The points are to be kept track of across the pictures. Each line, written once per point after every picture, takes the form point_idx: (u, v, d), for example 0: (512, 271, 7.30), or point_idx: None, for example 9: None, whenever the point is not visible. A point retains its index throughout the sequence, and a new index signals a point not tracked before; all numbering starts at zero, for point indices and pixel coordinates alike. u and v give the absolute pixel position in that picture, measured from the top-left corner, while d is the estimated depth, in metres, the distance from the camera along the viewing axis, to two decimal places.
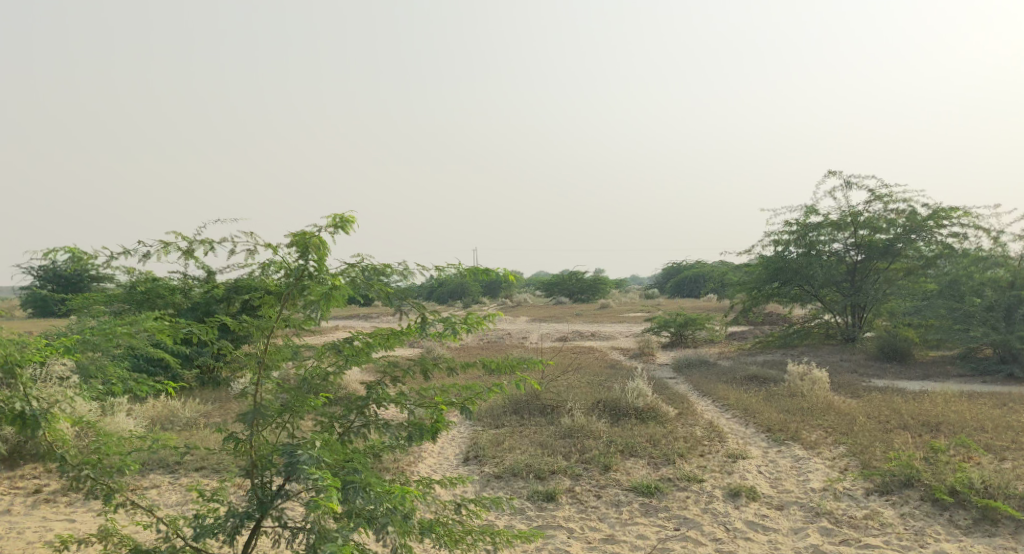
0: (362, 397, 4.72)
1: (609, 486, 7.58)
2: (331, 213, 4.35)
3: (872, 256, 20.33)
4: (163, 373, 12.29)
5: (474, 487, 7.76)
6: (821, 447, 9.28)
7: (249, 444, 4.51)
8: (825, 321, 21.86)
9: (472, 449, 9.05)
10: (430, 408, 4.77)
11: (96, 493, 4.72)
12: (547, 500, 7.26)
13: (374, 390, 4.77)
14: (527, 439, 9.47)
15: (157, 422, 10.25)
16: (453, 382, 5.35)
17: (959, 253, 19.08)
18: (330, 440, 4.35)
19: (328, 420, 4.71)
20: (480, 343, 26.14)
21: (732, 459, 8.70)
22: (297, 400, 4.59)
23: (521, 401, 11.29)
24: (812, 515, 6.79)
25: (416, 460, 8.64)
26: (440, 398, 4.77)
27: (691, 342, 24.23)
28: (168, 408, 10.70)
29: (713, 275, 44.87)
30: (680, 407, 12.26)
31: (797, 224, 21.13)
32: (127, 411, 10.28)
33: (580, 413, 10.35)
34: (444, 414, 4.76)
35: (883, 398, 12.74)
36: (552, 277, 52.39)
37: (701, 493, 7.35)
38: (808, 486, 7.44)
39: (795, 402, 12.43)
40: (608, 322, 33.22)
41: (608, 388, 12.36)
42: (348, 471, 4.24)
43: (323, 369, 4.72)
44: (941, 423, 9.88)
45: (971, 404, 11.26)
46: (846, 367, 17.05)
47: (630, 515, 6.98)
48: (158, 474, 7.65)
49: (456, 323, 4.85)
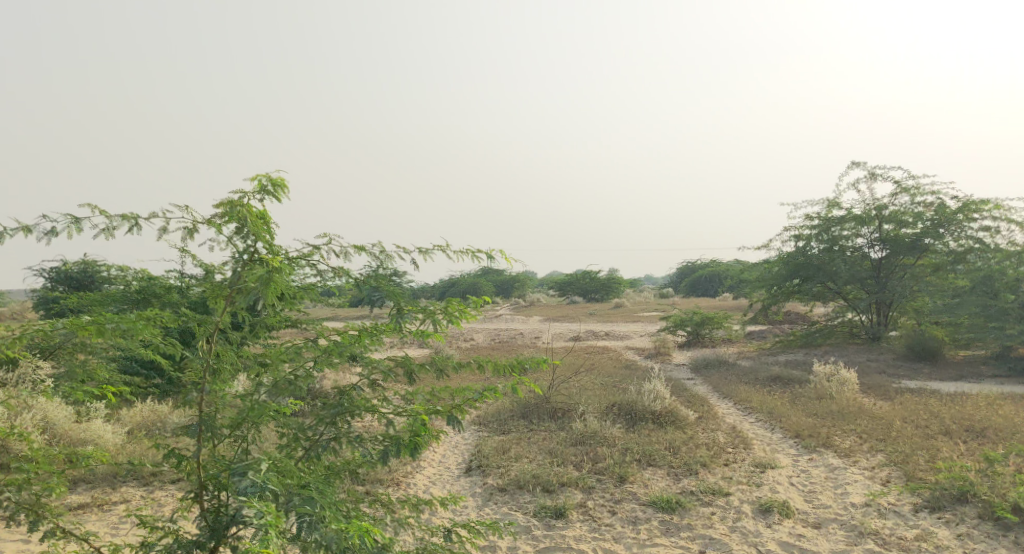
0: (331, 403, 4.04)
1: (625, 501, 6.84)
2: (259, 175, 3.61)
3: (897, 251, 19.44)
4: (157, 376, 11.69)
5: (476, 503, 7.05)
6: (856, 455, 8.49)
7: (195, 462, 3.81)
8: (849, 320, 20.97)
9: (476, 459, 8.35)
10: (411, 418, 4.07)
11: (21, 519, 4.11)
12: (556, 517, 6.53)
13: (347, 397, 4.05)
14: (535, 446, 8.74)
15: (142, 429, 9.59)
16: (444, 386, 4.68)
17: (992, 249, 18.04)
18: (283, 460, 3.63)
19: (292, 432, 4.01)
20: (491, 344, 25.50)
21: (760, 469, 7.94)
22: (254, 409, 3.88)
23: (530, 405, 10.58)
24: (856, 535, 6.02)
25: (414, 471, 7.94)
26: (423, 407, 4.06)
27: (709, 341, 23.42)
28: (156, 414, 10.01)
29: (730, 274, 43.91)
30: (700, 410, 11.49)
31: (819, 218, 20.30)
32: (112, 418, 9.63)
33: (593, 418, 9.61)
34: (427, 425, 4.04)
35: (917, 401, 11.90)
36: (565, 276, 51.62)
37: (728, 509, 6.60)
38: (848, 501, 6.67)
39: (824, 405, 11.63)
40: (622, 322, 32.46)
41: (624, 390, 11.63)
42: (294, 503, 3.49)
43: (289, 375, 4.05)
44: (988, 429, 9.07)
45: (1017, 407, 10.42)
46: (875, 367, 16.19)
47: (648, 535, 6.23)
48: (131, 488, 7.01)
49: (438, 312, 4.19)
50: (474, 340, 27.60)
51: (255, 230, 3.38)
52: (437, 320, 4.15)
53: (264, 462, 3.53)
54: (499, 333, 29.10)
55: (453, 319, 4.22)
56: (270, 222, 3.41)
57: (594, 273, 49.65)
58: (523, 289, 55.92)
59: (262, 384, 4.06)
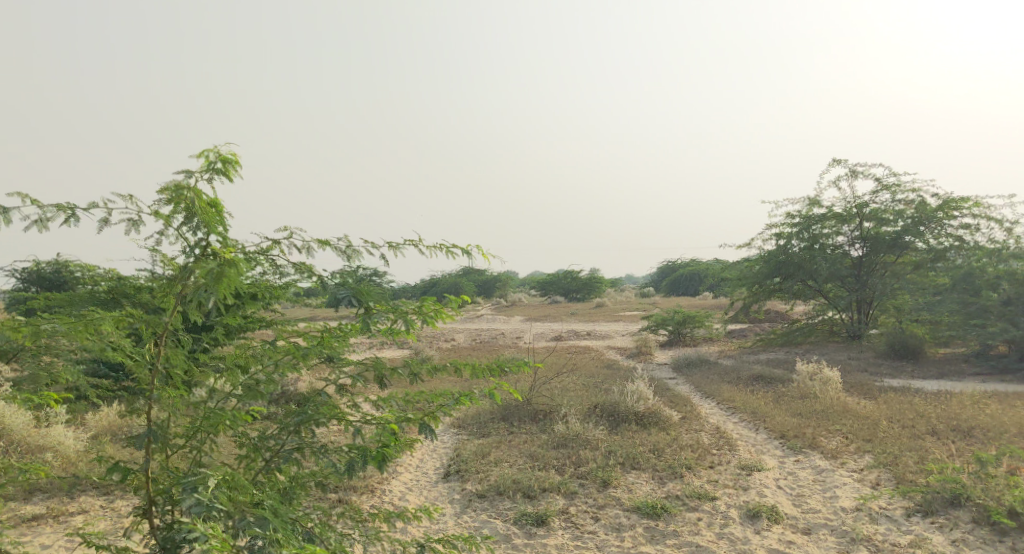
0: (292, 410, 3.76)
1: (608, 506, 6.60)
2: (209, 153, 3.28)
3: (878, 249, 19.39)
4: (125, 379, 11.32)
5: (453, 510, 6.77)
6: (843, 456, 8.32)
7: (143, 476, 3.50)
8: (829, 318, 20.90)
9: (454, 463, 8.07)
10: (379, 427, 3.80)
11: None
12: (537, 525, 6.27)
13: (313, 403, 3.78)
14: (515, 450, 8.48)
15: (108, 434, 9.19)
16: (416, 392, 4.41)
17: (972, 246, 18.02)
18: (238, 477, 3.34)
19: (251, 442, 3.71)
20: (472, 344, 25.24)
21: (746, 472, 7.73)
22: (210, 418, 3.58)
23: (511, 407, 10.32)
24: (847, 542, 5.85)
25: (390, 477, 7.65)
26: (392, 416, 3.79)
27: (691, 340, 23.29)
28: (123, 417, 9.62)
29: (711, 273, 43.91)
30: (683, 410, 11.28)
31: (800, 216, 20.22)
32: (76, 423, 9.22)
33: (574, 419, 9.36)
34: (396, 435, 3.77)
35: (901, 400, 11.78)
36: (546, 276, 51.42)
37: (715, 514, 6.38)
38: (838, 506, 6.50)
39: (808, 405, 11.47)
40: (604, 322, 32.29)
41: (607, 391, 11.41)
42: (245, 521, 3.24)
43: (247, 381, 3.77)
44: (975, 429, 8.95)
45: (1001, 406, 10.32)
46: (857, 365, 16.10)
47: (633, 542, 5.99)
48: (91, 497, 6.66)
49: (409, 311, 3.95)
50: (455, 340, 27.29)
51: (205, 221, 3.06)
52: (408, 319, 3.90)
53: (214, 477, 3.25)
54: (479, 333, 28.79)
55: (426, 318, 3.98)
56: (222, 210, 3.09)
57: (575, 273, 49.48)
58: (504, 288, 55.66)
59: (216, 390, 3.76)
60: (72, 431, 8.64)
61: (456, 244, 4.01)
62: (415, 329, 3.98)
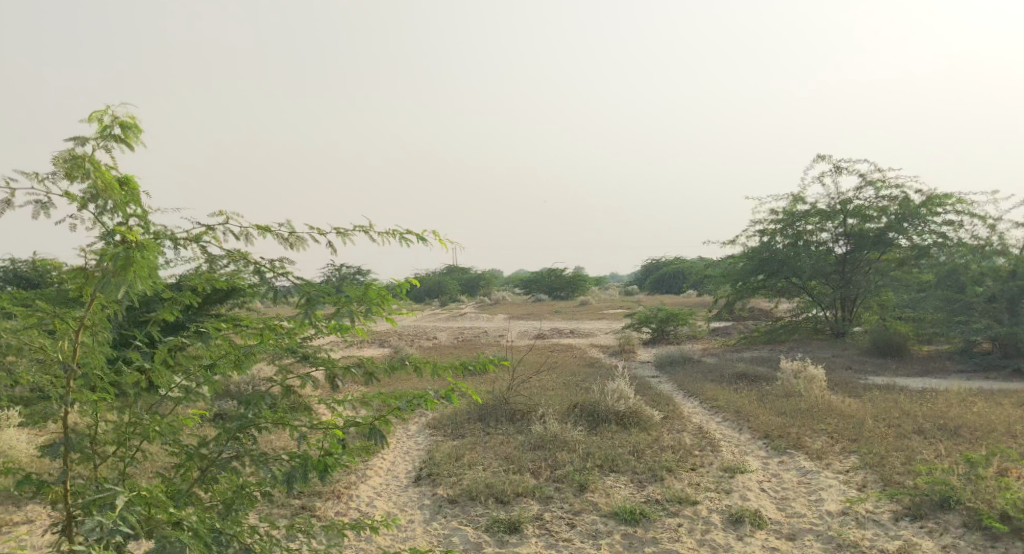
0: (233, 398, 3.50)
1: (585, 512, 6.31)
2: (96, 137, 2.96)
3: (861, 246, 19.23)
4: None
5: (422, 516, 6.44)
6: (829, 457, 8.08)
7: (60, 488, 3.13)
8: (813, 315, 20.72)
9: (427, 466, 7.74)
10: (324, 434, 3.46)
11: None
12: (510, 532, 5.98)
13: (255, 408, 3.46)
14: (491, 452, 8.17)
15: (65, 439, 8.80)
16: (373, 393, 4.07)
17: (956, 243, 17.90)
18: (154, 500, 3.07)
19: (186, 450, 3.37)
20: (453, 342, 24.90)
21: (728, 474, 7.47)
22: (138, 424, 3.23)
23: (488, 407, 10.00)
24: (833, 548, 5.60)
25: (359, 482, 7.32)
26: (339, 421, 3.44)
27: (675, 339, 23.06)
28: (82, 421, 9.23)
29: (694, 270, 43.83)
30: (665, 410, 11.01)
31: (783, 212, 20.05)
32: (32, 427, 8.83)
33: (552, 420, 9.07)
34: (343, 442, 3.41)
35: (885, 398, 11.59)
36: (530, 274, 51.19)
37: (696, 520, 6.11)
38: (823, 510, 6.25)
39: (792, 403, 11.24)
40: (587, 320, 32.05)
41: (587, 390, 11.13)
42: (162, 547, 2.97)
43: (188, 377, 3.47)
44: (962, 428, 8.74)
45: (987, 404, 10.14)
46: (841, 363, 15.91)
47: (609, 550, 5.71)
48: (38, 505, 6.29)
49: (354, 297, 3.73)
50: (436, 338, 26.93)
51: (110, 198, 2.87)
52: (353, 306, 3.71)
53: (126, 497, 2.98)
54: (462, 331, 28.45)
55: (372, 304, 3.75)
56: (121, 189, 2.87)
57: (559, 271, 49.26)
58: (488, 287, 55.36)
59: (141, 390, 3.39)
60: (27, 434, 8.25)
61: (411, 232, 3.76)
62: (365, 317, 3.75)
